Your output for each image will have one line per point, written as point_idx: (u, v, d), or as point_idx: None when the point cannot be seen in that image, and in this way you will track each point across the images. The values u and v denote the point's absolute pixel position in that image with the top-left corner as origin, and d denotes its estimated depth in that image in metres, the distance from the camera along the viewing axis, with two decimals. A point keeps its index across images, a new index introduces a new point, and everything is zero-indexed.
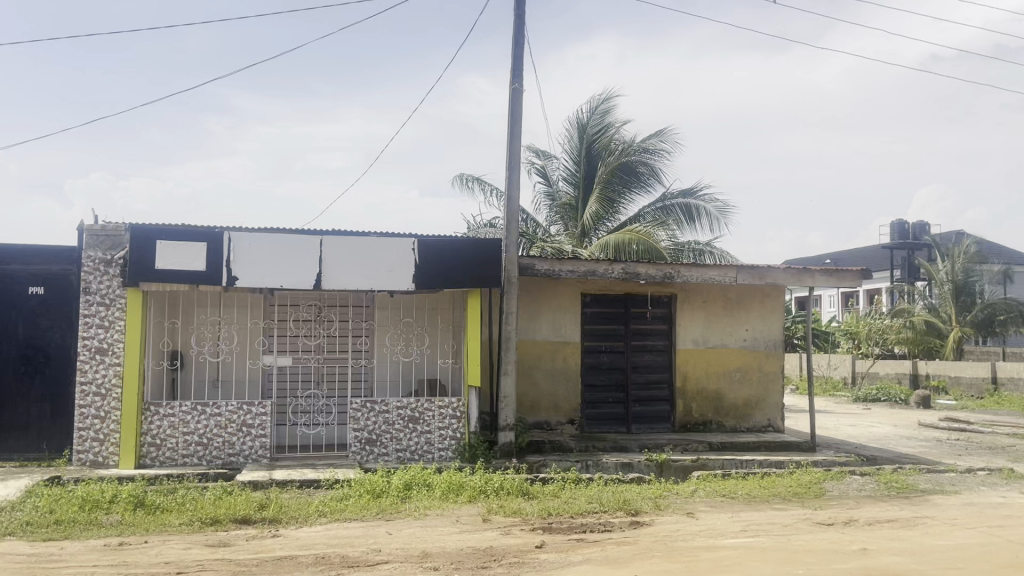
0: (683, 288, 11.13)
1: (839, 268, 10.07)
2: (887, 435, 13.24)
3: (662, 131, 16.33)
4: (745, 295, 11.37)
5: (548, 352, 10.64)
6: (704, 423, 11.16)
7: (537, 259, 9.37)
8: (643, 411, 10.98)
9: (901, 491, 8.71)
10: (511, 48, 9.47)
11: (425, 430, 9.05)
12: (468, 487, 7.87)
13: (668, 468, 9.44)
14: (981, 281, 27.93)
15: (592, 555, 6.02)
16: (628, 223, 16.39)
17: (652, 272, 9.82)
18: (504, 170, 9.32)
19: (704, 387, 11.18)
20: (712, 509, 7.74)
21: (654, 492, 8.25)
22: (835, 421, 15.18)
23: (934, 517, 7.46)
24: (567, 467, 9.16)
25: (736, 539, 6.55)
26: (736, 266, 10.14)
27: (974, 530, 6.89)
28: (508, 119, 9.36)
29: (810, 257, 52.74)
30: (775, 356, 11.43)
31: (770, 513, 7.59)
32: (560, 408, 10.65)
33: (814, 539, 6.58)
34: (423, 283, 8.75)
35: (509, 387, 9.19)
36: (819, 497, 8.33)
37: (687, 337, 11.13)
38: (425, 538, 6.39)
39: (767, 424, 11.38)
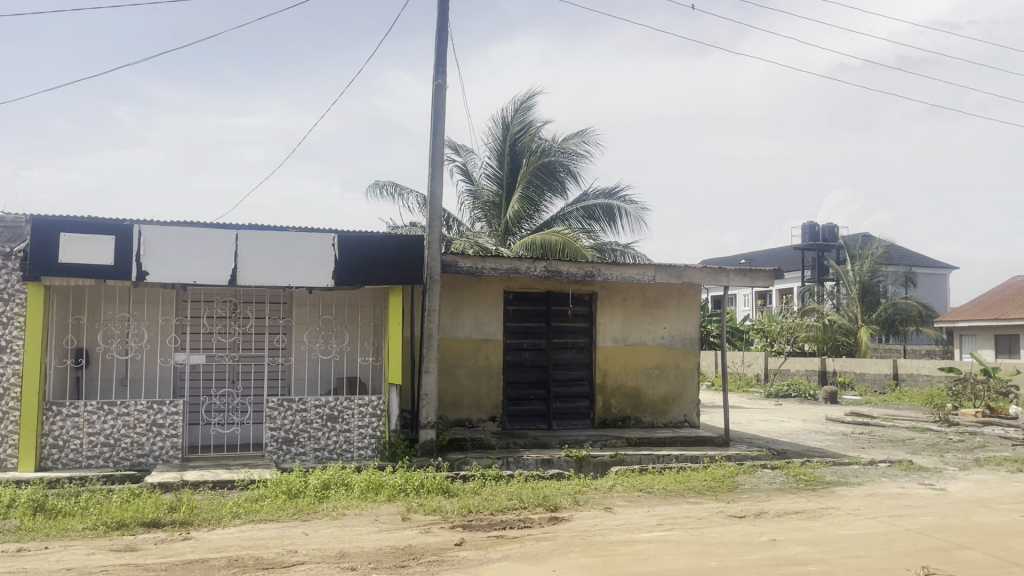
0: (603, 286, 11.28)
1: (752, 269, 10.37)
2: (796, 430, 13.70)
3: (583, 132, 16.53)
4: (663, 293, 11.60)
5: (470, 349, 10.63)
6: (623, 419, 11.35)
7: (459, 257, 9.35)
8: (563, 407, 11.09)
9: (809, 484, 9.04)
10: (435, 44, 9.42)
11: (344, 429, 8.93)
12: (387, 486, 7.79)
13: (587, 463, 9.57)
14: (886, 282, 29.18)
15: (510, 552, 6.04)
16: (550, 222, 16.52)
17: (574, 270, 9.92)
18: (426, 168, 9.26)
19: (624, 384, 11.37)
20: (629, 504, 7.88)
21: (573, 488, 8.34)
22: (748, 416, 15.66)
23: (838, 508, 7.77)
24: (488, 464, 9.16)
25: (652, 533, 6.68)
26: (654, 265, 10.34)
27: (875, 520, 7.20)
28: (431, 115, 9.31)
29: (726, 257, 54.23)
30: (691, 353, 11.70)
31: (685, 507, 7.77)
32: (481, 405, 10.66)
33: (726, 531, 6.77)
34: (343, 279, 8.63)
35: (431, 385, 9.13)
36: (731, 491, 8.58)
37: (607, 334, 11.29)
38: (342, 538, 6.30)
39: (683, 420, 11.65)
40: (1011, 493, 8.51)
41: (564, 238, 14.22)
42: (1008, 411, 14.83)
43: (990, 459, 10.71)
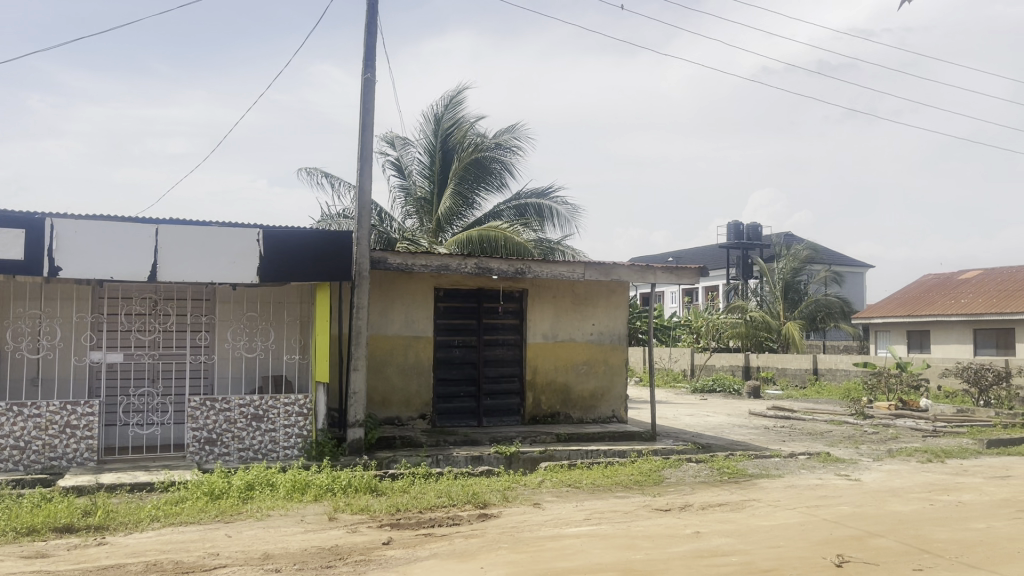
0: (534, 283, 11.34)
1: (678, 267, 10.58)
2: (720, 424, 14.03)
3: (513, 127, 16.59)
4: (592, 291, 11.72)
5: (399, 347, 10.55)
6: (552, 414, 11.42)
7: (389, 253, 9.26)
8: (493, 404, 11.11)
9: (732, 476, 9.28)
10: (364, 37, 9.30)
11: (270, 428, 8.76)
12: (313, 486, 7.67)
13: (517, 459, 9.59)
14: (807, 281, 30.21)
15: (438, 550, 6.02)
16: (482, 219, 16.52)
17: (504, 267, 9.93)
18: (356, 163, 9.15)
19: (553, 380, 11.45)
20: (558, 499, 7.95)
21: (502, 484, 8.37)
22: (674, 411, 15.95)
23: (760, 499, 7.99)
24: (416, 462, 9.09)
25: (579, 528, 6.75)
26: (584, 262, 10.44)
27: (794, 511, 7.43)
28: (360, 109, 9.20)
29: (654, 256, 55.14)
30: (619, 350, 11.87)
31: (612, 501, 7.89)
32: (411, 403, 10.59)
33: (651, 525, 6.89)
34: (268, 276, 8.45)
35: (359, 382, 9.02)
36: (658, 484, 8.74)
37: (537, 331, 11.36)
38: (266, 539, 6.18)
39: (612, 415, 11.81)
40: (921, 482, 8.90)
41: (505, 232, 14.49)
42: (919, 404, 15.49)
43: (902, 450, 11.17)
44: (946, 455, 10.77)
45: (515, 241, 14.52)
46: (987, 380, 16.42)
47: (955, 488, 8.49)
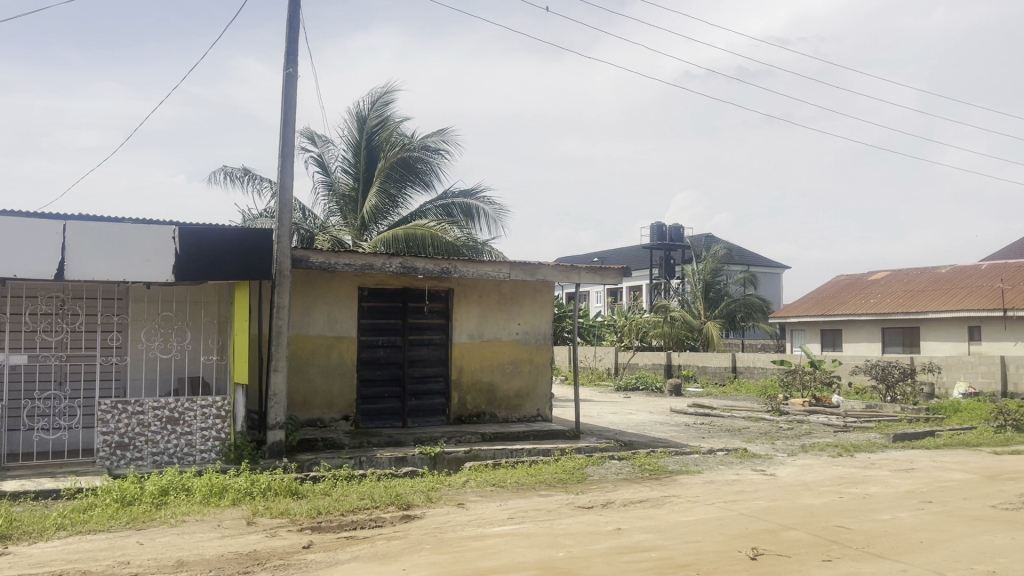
0: (460, 282, 11.32)
1: (603, 267, 10.72)
2: (643, 421, 14.28)
3: (442, 129, 16.52)
4: (518, 290, 11.77)
5: (322, 347, 10.39)
6: (478, 414, 11.42)
7: (311, 252, 9.10)
8: (418, 405, 11.04)
9: (653, 473, 9.46)
10: (285, 32, 9.12)
11: (186, 432, 8.51)
12: (231, 490, 7.49)
13: (442, 460, 9.53)
14: (726, 281, 30.96)
15: (360, 552, 5.96)
16: (407, 218, 16.40)
17: (429, 266, 9.87)
18: (277, 159, 8.96)
19: (479, 379, 11.45)
20: (482, 499, 7.95)
21: (426, 485, 8.31)
22: (598, 409, 16.16)
23: (680, 495, 8.17)
24: (338, 464, 8.95)
25: (503, 527, 6.77)
26: (510, 262, 10.47)
27: (712, 505, 7.63)
28: (281, 105, 9.01)
29: (580, 257, 55.73)
30: (545, 349, 11.95)
31: (536, 500, 7.94)
32: (334, 404, 10.44)
33: (574, 522, 6.96)
34: (183, 275, 8.20)
35: (280, 384, 8.84)
36: (581, 482, 8.85)
37: (462, 331, 11.34)
38: (180, 546, 6.00)
39: (536, 414, 11.88)
40: (831, 476, 9.24)
41: (433, 232, 14.43)
42: (831, 400, 16.06)
43: (815, 445, 11.57)
44: (855, 449, 11.21)
45: (443, 241, 14.51)
46: (894, 377, 17.15)
47: (863, 481, 8.84)
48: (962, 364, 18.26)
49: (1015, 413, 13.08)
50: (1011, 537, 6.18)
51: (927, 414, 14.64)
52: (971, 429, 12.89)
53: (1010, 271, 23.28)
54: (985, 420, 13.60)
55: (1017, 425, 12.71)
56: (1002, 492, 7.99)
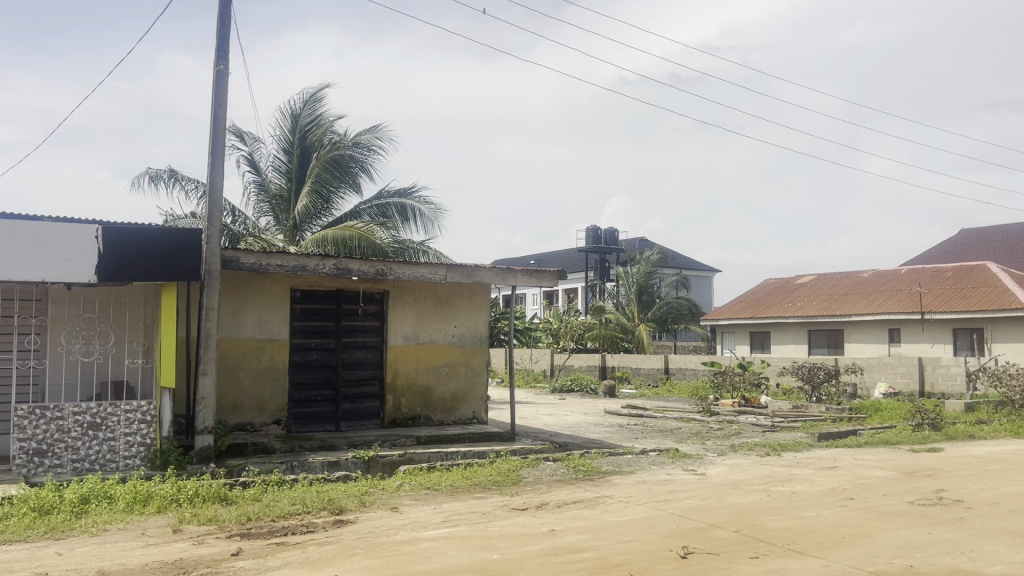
0: (395, 285, 11.24)
1: (538, 270, 10.74)
2: (578, 423, 14.40)
3: (375, 127, 16.39)
4: (453, 293, 11.73)
5: (252, 350, 10.18)
6: (413, 417, 11.34)
7: (242, 252, 8.90)
8: (352, 408, 10.91)
9: (587, 474, 9.55)
10: (217, 27, 8.92)
11: (108, 437, 8.25)
12: (156, 497, 7.27)
13: (376, 464, 9.43)
14: (659, 284, 31.49)
15: (291, 558, 5.86)
16: (341, 219, 16.22)
17: (364, 268, 9.76)
18: (207, 158, 8.75)
19: (415, 382, 11.38)
20: (416, 502, 7.91)
21: (359, 489, 8.23)
22: (533, 411, 16.25)
23: (613, 496, 8.27)
24: (269, 469, 8.78)
25: (437, 530, 6.74)
26: (445, 264, 10.42)
27: (644, 505, 7.74)
28: (211, 102, 8.81)
29: (516, 260, 55.89)
30: (481, 351, 11.93)
31: (471, 502, 7.93)
32: (265, 408, 10.24)
33: (508, 524, 6.97)
34: (106, 276, 7.94)
35: (208, 388, 8.62)
36: (516, 484, 8.87)
37: (398, 333, 11.25)
38: (102, 556, 5.81)
39: (472, 417, 11.86)
40: (759, 475, 9.47)
41: (362, 232, 14.28)
42: (759, 401, 16.46)
43: (743, 445, 11.84)
44: (782, 449, 11.51)
45: (371, 241, 14.34)
46: (819, 377, 17.67)
47: (789, 479, 9.08)
48: (883, 364, 18.95)
49: (932, 412, 13.64)
50: (928, 531, 6.44)
51: (850, 413, 15.13)
52: (891, 427, 13.37)
53: (928, 275, 24.26)
54: (903, 419, 14.13)
55: (933, 423, 13.25)
56: (919, 488, 8.32)
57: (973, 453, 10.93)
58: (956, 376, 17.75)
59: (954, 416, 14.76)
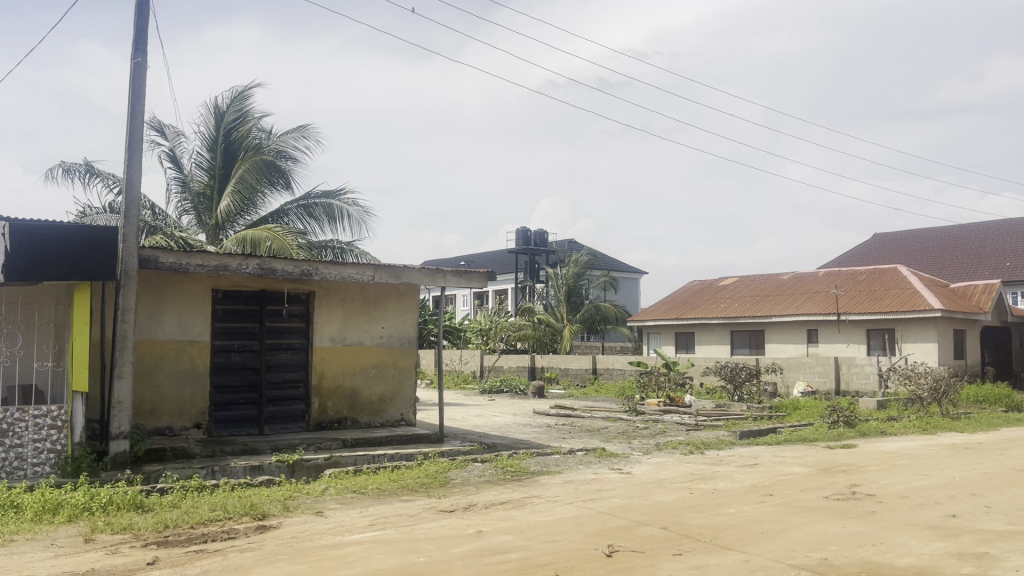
0: (321, 285, 11.06)
1: (468, 270, 10.68)
2: (506, 423, 14.44)
3: (303, 126, 16.11)
4: (381, 293, 11.60)
5: (171, 352, 9.87)
6: (339, 420, 11.18)
7: (160, 251, 8.63)
8: (276, 411, 10.69)
9: (515, 474, 9.58)
10: (134, 18, 8.63)
11: (15, 444, 7.89)
12: (67, 506, 6.98)
13: (300, 468, 9.24)
14: (588, 285, 31.80)
15: (210, 566, 5.69)
16: (267, 218, 15.91)
17: (289, 267, 9.58)
18: (123, 153, 8.45)
19: (341, 384, 11.22)
20: (341, 506, 7.79)
21: (283, 494, 8.06)
22: (462, 412, 16.21)
23: (541, 496, 8.31)
24: (188, 474, 8.52)
25: (363, 534, 6.66)
26: (373, 264, 10.30)
27: (570, 505, 7.80)
28: (128, 96, 8.52)
29: (446, 261, 55.74)
30: (409, 353, 11.82)
31: (397, 505, 7.86)
32: (185, 412, 9.96)
33: (435, 527, 6.92)
34: (14, 275, 7.58)
35: (124, 391, 8.32)
36: (444, 486, 8.81)
37: (324, 335, 11.08)
38: (6, 568, 5.53)
39: (400, 419, 11.75)
40: (682, 473, 9.65)
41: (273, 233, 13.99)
42: (683, 400, 16.81)
43: (668, 444, 12.07)
44: (704, 447, 11.78)
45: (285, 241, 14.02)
46: (741, 377, 18.14)
47: (711, 477, 9.29)
48: (802, 364, 19.60)
49: (846, 410, 14.15)
50: (841, 525, 6.67)
51: (770, 412, 15.59)
52: (808, 425, 13.83)
53: (844, 277, 25.17)
54: (820, 417, 14.62)
55: (847, 420, 13.75)
56: (833, 483, 8.62)
57: (884, 448, 11.38)
58: (869, 375, 18.45)
59: (867, 414, 15.35)
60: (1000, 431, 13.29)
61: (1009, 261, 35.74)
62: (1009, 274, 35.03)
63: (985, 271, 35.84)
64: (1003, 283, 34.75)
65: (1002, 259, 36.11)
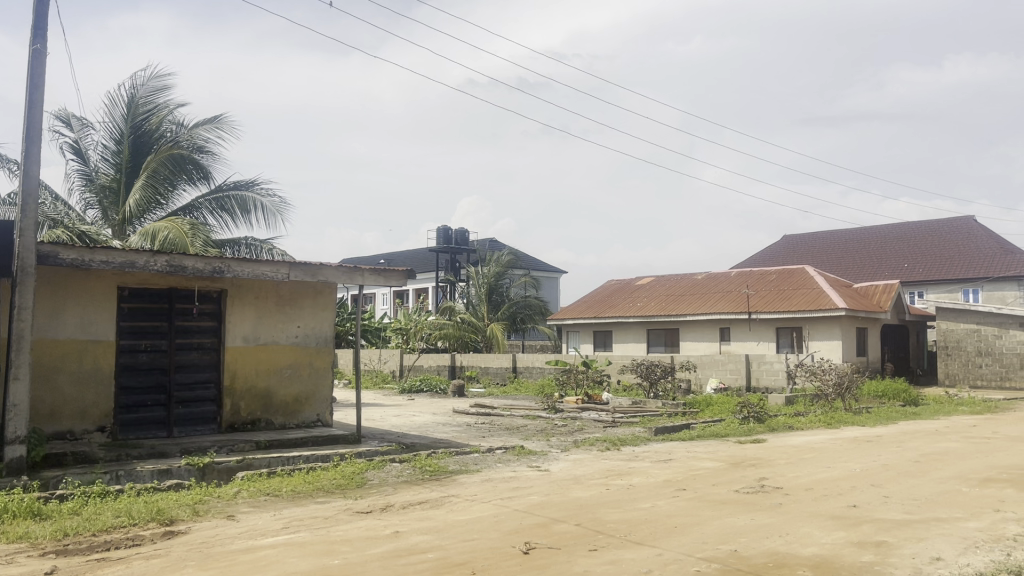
0: (233, 283, 10.78)
1: (386, 269, 10.54)
2: (426, 423, 14.36)
3: (214, 117, 15.67)
4: (297, 291, 11.36)
5: (73, 353, 9.45)
6: (252, 422, 10.92)
7: (61, 247, 8.25)
8: (186, 413, 10.36)
9: (433, 474, 9.52)
10: (33, 4, 8.22)
11: None
12: None
13: (211, 471, 8.95)
14: (509, 284, 31.87)
15: None
16: (177, 211, 15.42)
17: (200, 265, 9.30)
18: (21, 143, 8.04)
19: (254, 385, 10.95)
20: (253, 510, 7.60)
21: (192, 498, 7.81)
22: (381, 412, 16.04)
23: (459, 495, 8.29)
24: (91, 480, 8.16)
25: (276, 537, 6.51)
26: (288, 262, 10.07)
27: (489, 503, 7.81)
28: (26, 84, 8.10)
29: (366, 258, 55.10)
30: (325, 352, 11.61)
31: (313, 507, 7.71)
32: (87, 415, 9.54)
33: (351, 528, 6.82)
34: None
35: (20, 394, 7.90)
36: (360, 487, 8.70)
37: (236, 334, 10.80)
38: None
39: (316, 420, 11.55)
40: (599, 469, 9.79)
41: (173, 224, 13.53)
42: (601, 398, 17.05)
43: (586, 441, 12.22)
44: (621, 443, 11.98)
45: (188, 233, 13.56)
46: (656, 374, 18.51)
47: (627, 472, 9.46)
48: (714, 361, 20.17)
49: (756, 405, 14.61)
50: (749, 517, 6.87)
51: (685, 408, 15.95)
52: (720, 421, 14.21)
53: (754, 278, 25.96)
54: (731, 412, 15.06)
55: (757, 416, 14.19)
56: (744, 476, 8.88)
57: (792, 442, 11.79)
58: (778, 372, 19.06)
59: (776, 409, 15.86)
60: (897, 424, 13.95)
61: (907, 262, 37.60)
62: (907, 274, 36.85)
63: (886, 272, 37.62)
64: (902, 283, 36.50)
65: (901, 260, 37.96)
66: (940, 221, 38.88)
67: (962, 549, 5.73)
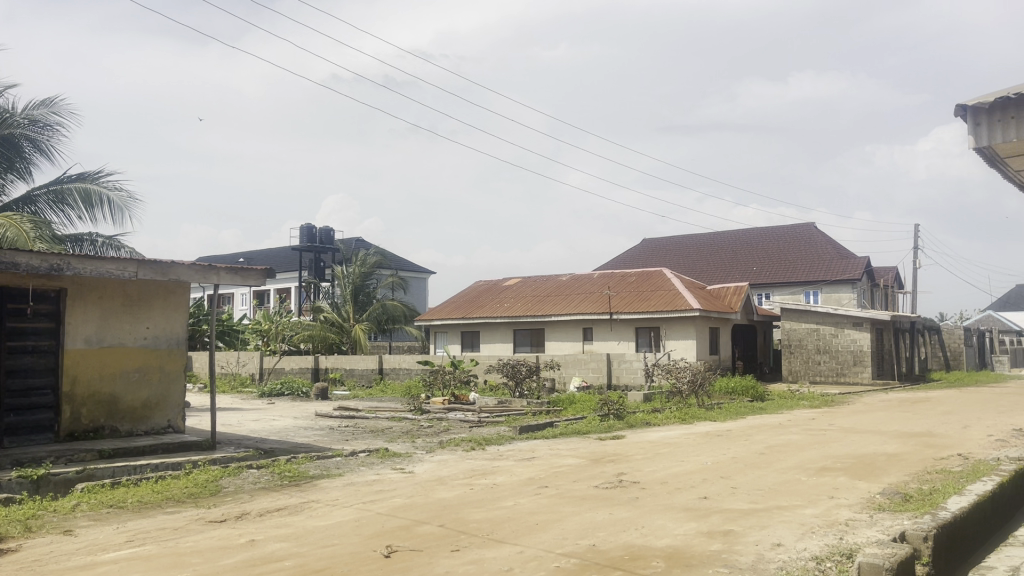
0: (74, 281, 10.08)
1: (245, 268, 10.16)
2: (286, 427, 13.90)
3: (50, 101, 14.62)
4: (146, 291, 10.75)
5: None
6: (95, 429, 10.24)
7: None
8: (18, 421, 9.58)
9: (292, 479, 9.23)
10: None
11: None
12: None
13: (46, 483, 8.31)
14: (376, 284, 31.39)
15: None
16: (12, 204, 14.26)
17: (35, 262, 8.61)
18: None
19: (97, 389, 10.27)
20: (94, 523, 7.12)
21: (24, 513, 7.23)
22: (238, 417, 15.41)
23: (319, 500, 8.08)
24: None
25: (119, 552, 6.13)
26: (136, 260, 9.49)
27: (349, 508, 7.65)
28: None
29: (223, 257, 52.88)
30: (177, 354, 11.05)
31: (161, 518, 7.30)
32: None
33: (202, 538, 6.52)
34: None
35: None
36: (214, 496, 8.32)
37: (77, 336, 10.10)
38: None
39: (167, 426, 10.97)
40: (463, 469, 9.80)
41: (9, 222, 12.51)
42: (467, 399, 17.06)
43: (451, 441, 12.21)
44: (485, 442, 12.05)
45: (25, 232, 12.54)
46: (522, 374, 18.74)
47: (491, 472, 9.53)
48: (578, 360, 20.64)
49: (616, 402, 15.06)
50: (608, 512, 7.05)
51: (548, 407, 16.23)
52: (583, 418, 14.56)
53: (616, 279, 26.78)
54: (593, 410, 15.44)
55: (617, 413, 14.62)
56: (603, 472, 9.13)
57: (650, 438, 12.24)
58: (637, 370, 19.72)
59: (635, 406, 16.41)
60: (746, 419, 14.76)
61: (756, 266, 39.83)
62: (756, 277, 39.05)
63: (737, 275, 39.70)
64: (751, 285, 38.66)
65: (751, 263, 40.16)
66: (786, 228, 41.39)
67: (800, 535, 6.11)
